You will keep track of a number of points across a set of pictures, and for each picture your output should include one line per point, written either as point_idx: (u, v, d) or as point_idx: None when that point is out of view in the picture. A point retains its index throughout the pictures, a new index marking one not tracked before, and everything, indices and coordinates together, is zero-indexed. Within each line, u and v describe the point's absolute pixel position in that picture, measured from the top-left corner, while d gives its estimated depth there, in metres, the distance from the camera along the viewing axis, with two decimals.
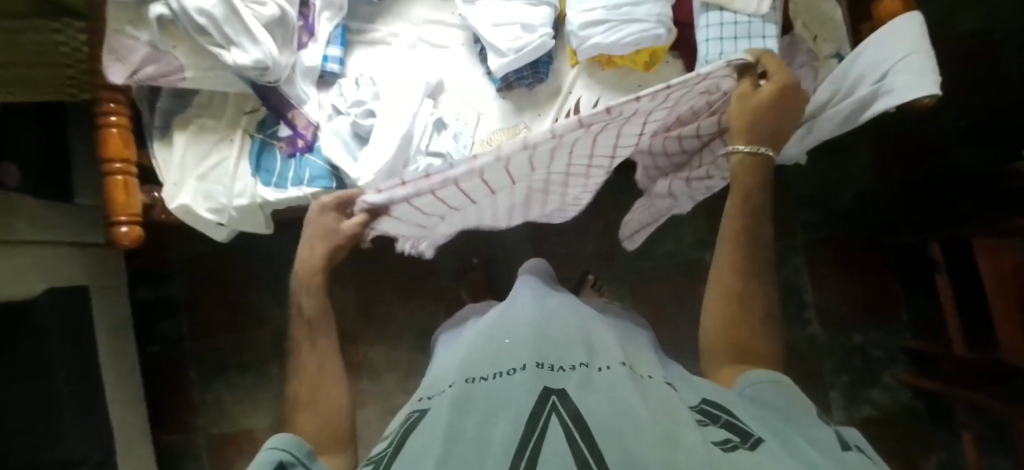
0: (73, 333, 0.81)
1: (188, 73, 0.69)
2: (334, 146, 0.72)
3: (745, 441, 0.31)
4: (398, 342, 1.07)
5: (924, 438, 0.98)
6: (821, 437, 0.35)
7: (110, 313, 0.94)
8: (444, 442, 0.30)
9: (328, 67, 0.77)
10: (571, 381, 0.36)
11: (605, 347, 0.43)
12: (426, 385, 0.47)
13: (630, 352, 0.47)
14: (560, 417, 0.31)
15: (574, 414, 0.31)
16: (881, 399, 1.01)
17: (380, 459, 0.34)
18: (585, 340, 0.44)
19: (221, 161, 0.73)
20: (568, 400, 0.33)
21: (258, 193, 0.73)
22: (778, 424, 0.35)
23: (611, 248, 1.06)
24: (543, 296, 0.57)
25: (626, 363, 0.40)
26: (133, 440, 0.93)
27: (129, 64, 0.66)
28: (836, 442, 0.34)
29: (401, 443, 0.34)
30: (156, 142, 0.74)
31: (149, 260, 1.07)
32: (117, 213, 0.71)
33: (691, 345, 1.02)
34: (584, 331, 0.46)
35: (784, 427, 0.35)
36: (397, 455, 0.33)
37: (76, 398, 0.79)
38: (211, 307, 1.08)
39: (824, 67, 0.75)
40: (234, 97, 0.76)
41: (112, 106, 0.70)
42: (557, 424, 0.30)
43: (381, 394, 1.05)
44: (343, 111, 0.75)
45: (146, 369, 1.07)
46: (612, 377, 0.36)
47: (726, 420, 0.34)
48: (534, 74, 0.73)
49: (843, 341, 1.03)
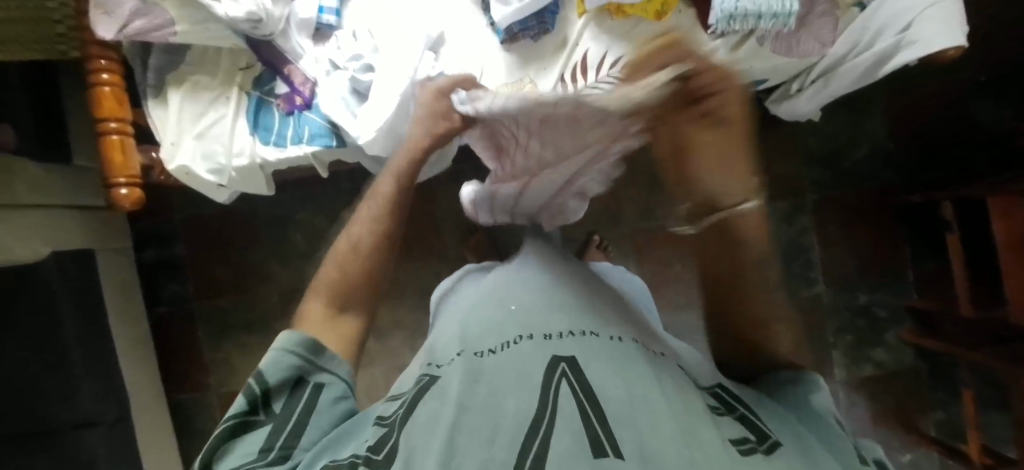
0: (84, 297, 0.82)
1: (178, 26, 0.65)
2: (333, 103, 0.70)
3: (761, 442, 0.30)
4: (400, 302, 1.08)
5: (921, 393, 1.00)
6: (832, 440, 0.34)
7: (118, 274, 0.95)
8: (456, 415, 0.31)
9: (324, 18, 0.73)
10: (584, 351, 0.36)
11: (615, 320, 0.44)
12: (434, 344, 0.48)
13: (640, 325, 0.47)
14: (572, 389, 0.31)
15: (587, 390, 0.31)
16: (883, 358, 1.01)
17: (393, 422, 0.35)
18: (597, 309, 0.45)
19: (219, 119, 0.71)
20: (579, 373, 0.33)
21: (258, 153, 0.71)
22: (795, 422, 0.35)
23: (617, 207, 1.05)
24: (552, 260, 0.56)
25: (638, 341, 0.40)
26: (147, 397, 0.95)
27: (118, 18, 0.63)
28: (855, 457, 0.32)
29: (411, 406, 0.35)
30: (150, 101, 0.72)
31: (153, 222, 1.08)
32: (115, 175, 0.70)
33: (691, 303, 1.03)
34: (594, 300, 0.47)
35: (797, 427, 0.34)
36: (407, 422, 0.33)
37: (90, 361, 0.81)
38: (215, 268, 1.08)
39: (844, 17, 0.65)
40: (227, 53, 0.73)
41: (103, 63, 0.68)
42: (569, 396, 0.30)
43: (387, 351, 1.08)
44: (342, 66, 0.73)
45: (156, 329, 1.09)
46: (626, 355, 0.37)
47: (741, 411, 0.34)
48: (539, 24, 0.70)
49: (848, 301, 1.02)
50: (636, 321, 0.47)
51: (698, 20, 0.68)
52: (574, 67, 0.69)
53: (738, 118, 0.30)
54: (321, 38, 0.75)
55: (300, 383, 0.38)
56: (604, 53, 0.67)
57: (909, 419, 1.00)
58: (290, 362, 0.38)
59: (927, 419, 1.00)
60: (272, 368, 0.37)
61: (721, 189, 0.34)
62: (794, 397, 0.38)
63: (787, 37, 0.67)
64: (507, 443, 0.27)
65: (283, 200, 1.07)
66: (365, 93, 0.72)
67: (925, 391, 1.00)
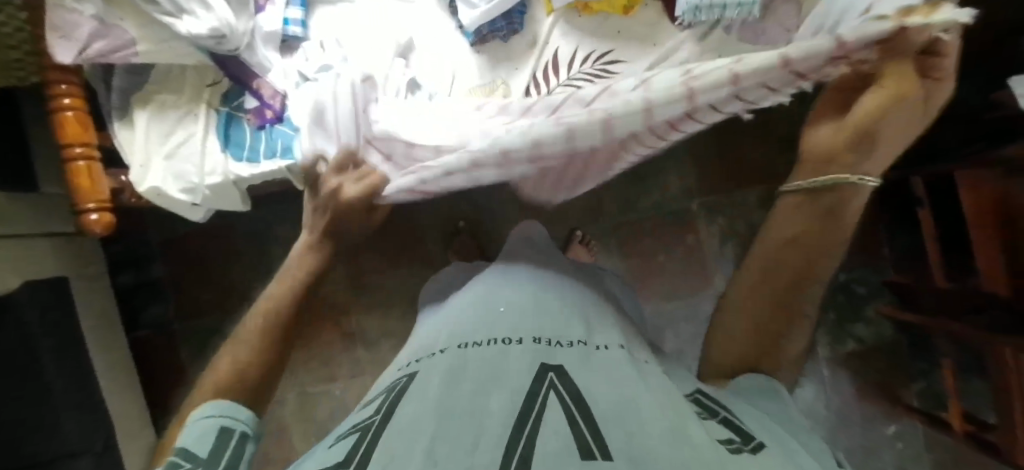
0: (61, 327, 0.80)
1: (140, 46, 0.64)
2: (304, 115, 0.69)
3: (747, 444, 0.31)
4: (388, 310, 1.07)
5: (903, 366, 1.03)
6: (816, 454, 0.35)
7: (95, 301, 0.93)
8: (439, 419, 0.31)
9: (290, 30, 0.73)
10: (571, 359, 0.37)
11: (601, 327, 0.44)
12: (416, 351, 0.48)
13: (623, 328, 0.48)
14: (560, 397, 0.32)
15: (575, 396, 0.32)
16: (865, 334, 1.04)
17: (369, 426, 0.34)
18: (583, 318, 0.45)
19: (188, 138, 0.69)
20: (567, 380, 0.33)
21: (231, 170, 0.70)
22: (773, 426, 0.36)
23: (598, 201, 1.06)
24: (535, 268, 0.57)
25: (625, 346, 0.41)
26: (133, 424, 0.94)
27: (76, 41, 0.60)
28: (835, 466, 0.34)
29: (390, 411, 0.35)
30: (115, 122, 0.70)
31: (129, 245, 1.05)
32: (84, 200, 0.68)
33: (676, 292, 1.05)
34: (579, 307, 0.47)
35: (780, 431, 0.35)
36: (387, 427, 0.33)
37: (72, 392, 0.79)
38: (196, 288, 1.06)
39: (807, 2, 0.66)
40: (192, 70, 0.72)
41: (65, 87, 0.66)
42: (557, 405, 0.31)
43: (378, 361, 1.07)
44: (310, 77, 0.72)
45: (138, 354, 1.07)
46: (612, 361, 0.37)
47: (723, 414, 0.36)
48: (508, 23, 0.70)
49: (828, 280, 1.04)
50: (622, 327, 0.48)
51: (665, 13, 0.69)
52: (546, 66, 0.70)
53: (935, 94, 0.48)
54: (289, 50, 0.75)
55: (225, 432, 0.44)
56: (575, 50, 0.68)
57: (893, 392, 1.03)
58: (215, 423, 0.44)
59: (909, 390, 1.03)
60: (196, 429, 0.44)
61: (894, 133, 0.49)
62: (772, 407, 0.40)
63: (753, 26, 0.67)
64: (491, 445, 0.28)
65: (263, 215, 1.05)
66: None
67: (906, 363, 1.03)
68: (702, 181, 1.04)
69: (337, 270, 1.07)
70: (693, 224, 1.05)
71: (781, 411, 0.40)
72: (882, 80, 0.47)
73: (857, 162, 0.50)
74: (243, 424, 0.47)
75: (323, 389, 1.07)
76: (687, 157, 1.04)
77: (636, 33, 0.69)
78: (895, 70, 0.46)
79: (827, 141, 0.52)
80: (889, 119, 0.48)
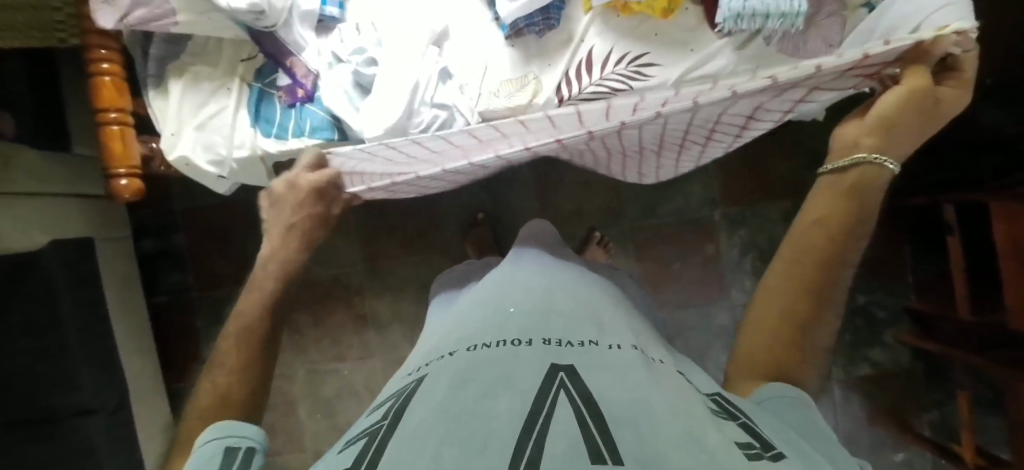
0: (83, 286, 0.82)
1: (179, 16, 0.65)
2: (336, 96, 0.71)
3: (766, 450, 0.30)
4: (402, 296, 1.08)
5: (916, 394, 1.01)
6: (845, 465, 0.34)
7: (117, 263, 0.95)
8: (449, 420, 0.30)
9: (327, 11, 0.72)
10: (582, 361, 0.36)
11: (614, 327, 0.44)
12: (428, 350, 0.48)
13: (638, 330, 0.48)
14: (570, 399, 0.31)
15: (586, 398, 0.31)
16: (880, 359, 1.02)
17: (378, 430, 0.34)
18: (594, 316, 0.45)
19: (219, 111, 0.70)
20: (578, 382, 0.33)
21: (259, 144, 0.71)
22: (795, 435, 0.36)
23: (618, 203, 1.05)
24: (551, 265, 0.57)
25: (637, 347, 0.41)
26: (146, 387, 0.96)
27: (118, 7, 0.62)
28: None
29: (399, 414, 0.35)
30: (151, 91, 0.71)
31: (154, 211, 1.08)
32: (115, 164, 0.70)
33: (688, 300, 1.04)
34: (591, 307, 0.47)
35: (799, 441, 0.34)
36: (396, 428, 0.33)
37: (93, 351, 0.81)
38: (215, 259, 1.08)
39: (851, 18, 0.64)
40: (229, 43, 0.72)
41: (103, 53, 0.67)
42: (567, 406, 0.31)
43: (387, 344, 1.08)
44: (344, 58, 0.73)
45: (156, 318, 1.09)
46: (624, 362, 0.37)
47: (743, 419, 0.35)
48: (545, 20, 0.69)
49: (847, 301, 1.03)
50: (638, 330, 0.48)
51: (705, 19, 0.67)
52: (579, 64, 0.69)
53: (953, 100, 0.48)
54: (324, 31, 0.75)
55: (230, 452, 0.41)
56: (610, 51, 0.68)
57: (904, 420, 1.01)
58: (216, 446, 0.41)
59: (921, 419, 1.01)
60: (199, 455, 0.40)
61: (910, 133, 0.47)
62: (797, 421, 0.39)
63: (795, 38, 0.65)
64: (500, 442, 0.27)
65: None
66: (367, 87, 0.73)
67: (920, 392, 1.01)
68: (727, 190, 1.02)
69: (353, 251, 1.08)
70: (714, 233, 1.04)
71: (810, 420, 0.39)
72: (904, 79, 0.46)
73: (883, 147, 0.45)
74: (248, 440, 0.43)
75: (331, 367, 1.09)
76: (713, 166, 1.02)
77: (674, 38, 0.68)
78: (920, 71, 0.46)
79: (851, 132, 0.47)
80: (911, 113, 0.45)
